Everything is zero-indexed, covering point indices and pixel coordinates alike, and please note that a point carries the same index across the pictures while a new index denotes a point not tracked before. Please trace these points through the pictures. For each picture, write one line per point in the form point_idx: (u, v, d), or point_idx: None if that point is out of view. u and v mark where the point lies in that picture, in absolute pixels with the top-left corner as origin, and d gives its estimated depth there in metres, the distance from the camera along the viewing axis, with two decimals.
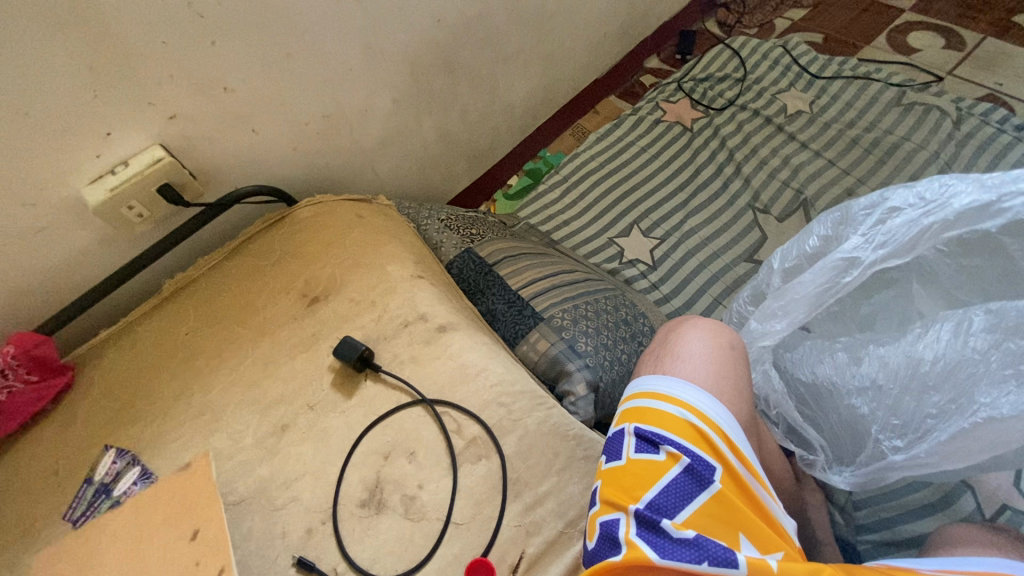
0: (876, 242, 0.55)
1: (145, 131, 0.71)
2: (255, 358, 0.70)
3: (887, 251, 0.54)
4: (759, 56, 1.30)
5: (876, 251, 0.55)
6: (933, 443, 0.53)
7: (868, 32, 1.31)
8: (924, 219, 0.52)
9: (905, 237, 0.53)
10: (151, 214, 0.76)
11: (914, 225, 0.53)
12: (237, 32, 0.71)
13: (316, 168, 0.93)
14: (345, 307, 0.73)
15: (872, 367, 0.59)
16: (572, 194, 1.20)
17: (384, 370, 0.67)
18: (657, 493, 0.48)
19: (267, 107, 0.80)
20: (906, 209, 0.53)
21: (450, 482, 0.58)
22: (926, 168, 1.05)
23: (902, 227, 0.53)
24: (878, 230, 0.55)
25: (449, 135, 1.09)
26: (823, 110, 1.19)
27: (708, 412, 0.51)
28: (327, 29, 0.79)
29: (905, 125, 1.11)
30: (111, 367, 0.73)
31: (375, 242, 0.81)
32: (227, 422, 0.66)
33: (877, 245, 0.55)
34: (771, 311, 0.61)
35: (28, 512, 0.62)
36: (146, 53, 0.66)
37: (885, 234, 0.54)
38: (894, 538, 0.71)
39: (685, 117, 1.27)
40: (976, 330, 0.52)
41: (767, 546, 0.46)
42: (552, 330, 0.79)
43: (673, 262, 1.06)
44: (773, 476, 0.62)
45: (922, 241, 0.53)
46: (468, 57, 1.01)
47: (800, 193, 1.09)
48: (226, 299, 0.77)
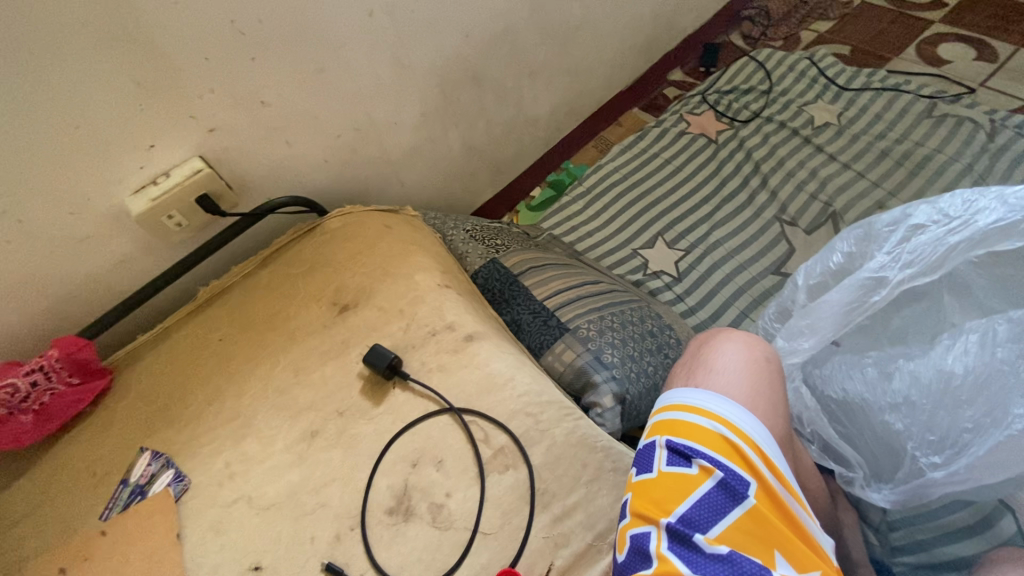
0: (902, 261, 0.57)
1: (186, 143, 0.74)
2: (286, 365, 0.72)
3: (913, 269, 0.56)
4: (784, 69, 1.30)
5: (902, 269, 0.57)
6: (972, 458, 0.52)
7: (897, 42, 1.29)
8: (949, 237, 0.55)
9: (931, 255, 0.56)
10: (189, 223, 0.78)
11: (939, 243, 0.55)
12: (274, 48, 0.74)
13: (346, 179, 0.95)
14: (373, 315, 0.74)
15: (903, 383, 0.58)
16: (596, 205, 1.20)
17: (412, 379, 0.67)
18: (689, 506, 0.47)
19: (300, 119, 0.83)
20: (931, 228, 0.56)
21: (478, 491, 0.58)
22: (961, 180, 1.02)
23: (927, 245, 0.56)
24: (903, 248, 0.57)
25: (475, 147, 1.11)
26: (851, 121, 1.18)
27: (742, 426, 0.50)
28: (359, 45, 0.82)
29: (937, 137, 1.09)
30: (148, 371, 0.75)
31: (403, 252, 0.82)
32: (259, 427, 0.67)
33: (903, 263, 0.57)
34: (799, 328, 0.62)
35: (65, 511, 0.64)
36: (190, 69, 0.69)
37: (911, 251, 0.56)
38: (932, 561, 0.69)
39: (709, 129, 1.26)
40: (1002, 340, 0.54)
41: (804, 564, 0.44)
42: (577, 341, 0.79)
43: (699, 274, 1.05)
44: (809, 493, 0.60)
45: (947, 259, 0.56)
46: (494, 71, 1.02)
47: (829, 206, 1.07)
48: (259, 306, 0.79)
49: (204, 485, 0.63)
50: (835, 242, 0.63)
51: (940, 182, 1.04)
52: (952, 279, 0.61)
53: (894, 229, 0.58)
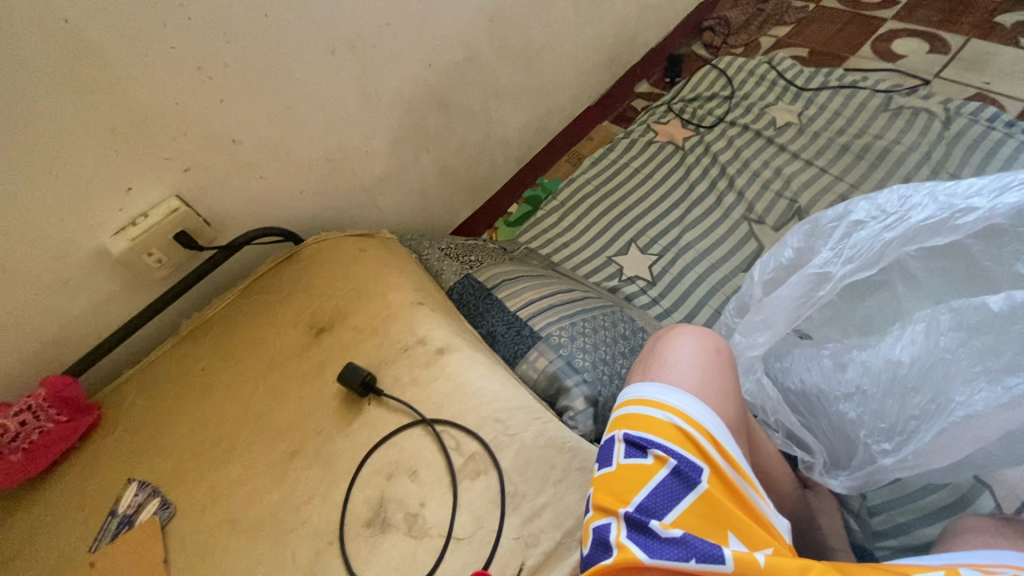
0: (844, 257, 0.59)
1: (162, 184, 0.77)
2: (266, 389, 0.74)
3: (854, 264, 0.58)
4: (745, 74, 1.33)
5: (845, 264, 0.59)
6: (918, 444, 0.54)
7: (853, 41, 1.33)
8: (886, 233, 0.57)
9: (869, 251, 0.58)
10: (169, 259, 0.82)
11: (877, 238, 0.57)
12: (242, 89, 0.78)
13: (322, 208, 0.98)
14: (348, 335, 0.77)
15: (856, 373, 0.60)
16: (571, 217, 1.23)
17: (386, 394, 0.69)
18: (646, 495, 0.49)
19: (273, 154, 0.86)
20: (870, 223, 0.58)
21: (450, 498, 0.60)
22: (920, 169, 1.05)
23: (866, 241, 0.58)
24: (845, 244, 0.59)
25: (448, 170, 1.15)
26: (812, 120, 1.21)
27: (694, 415, 0.52)
28: (325, 81, 0.86)
29: (894, 129, 1.12)
30: (134, 404, 0.77)
31: (376, 273, 0.85)
32: (241, 451, 0.69)
33: (846, 259, 0.59)
34: (754, 323, 0.63)
35: (56, 545, 0.65)
36: (162, 114, 0.73)
37: (852, 247, 0.59)
38: (912, 544, 0.70)
39: (676, 137, 1.29)
40: (946, 329, 0.54)
41: (755, 542, 0.46)
42: (549, 348, 0.81)
43: (673, 276, 1.07)
44: (773, 480, 0.61)
45: (886, 253, 0.58)
46: (460, 97, 1.07)
47: (794, 203, 1.09)
48: (240, 334, 0.81)
49: (189, 511, 0.65)
50: (785, 238, 0.66)
51: (900, 172, 1.06)
52: (901, 269, 0.63)
53: (838, 224, 0.61)
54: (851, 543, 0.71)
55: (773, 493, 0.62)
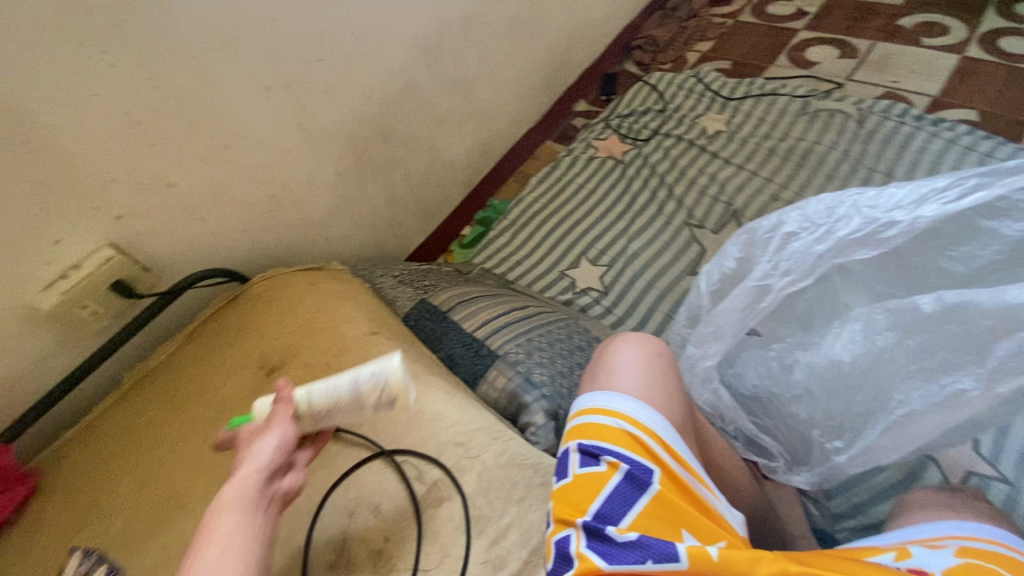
0: (782, 269, 0.61)
1: (94, 234, 0.75)
2: (217, 437, 0.71)
3: (791, 276, 0.61)
4: (675, 88, 1.40)
5: (782, 276, 0.61)
6: (868, 440, 0.60)
7: (771, 51, 1.42)
8: (817, 245, 0.60)
9: (804, 262, 0.61)
10: (106, 310, 0.79)
11: (809, 250, 0.60)
12: (174, 132, 0.77)
13: (269, 245, 0.96)
14: (300, 372, 0.75)
15: (802, 375, 0.64)
16: (522, 234, 1.25)
17: (343, 429, 0.68)
18: (601, 503, 0.49)
19: (212, 195, 0.85)
20: (802, 235, 0.61)
21: (415, 529, 0.59)
22: (841, 166, 1.12)
23: (800, 252, 0.61)
24: (781, 256, 0.62)
25: (397, 197, 1.15)
26: (740, 126, 1.27)
27: (642, 419, 0.53)
28: (263, 118, 0.86)
29: (815, 130, 1.19)
30: (75, 467, 0.73)
31: (327, 306, 0.84)
32: (193, 504, 0.66)
33: (783, 271, 0.61)
34: (704, 335, 0.64)
35: None
36: (88, 164, 0.72)
37: (789, 259, 0.61)
38: (869, 522, 0.72)
39: (616, 151, 1.33)
40: (881, 329, 0.59)
41: (708, 537, 0.48)
42: (507, 365, 0.82)
43: (624, 284, 1.10)
44: (727, 476, 0.63)
45: (818, 266, 0.61)
46: (404, 125, 1.08)
47: (730, 205, 1.14)
48: (186, 381, 0.79)
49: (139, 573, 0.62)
50: (727, 247, 0.66)
51: (824, 169, 1.13)
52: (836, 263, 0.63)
53: (772, 235, 0.63)
54: (812, 527, 0.74)
55: (729, 487, 0.63)
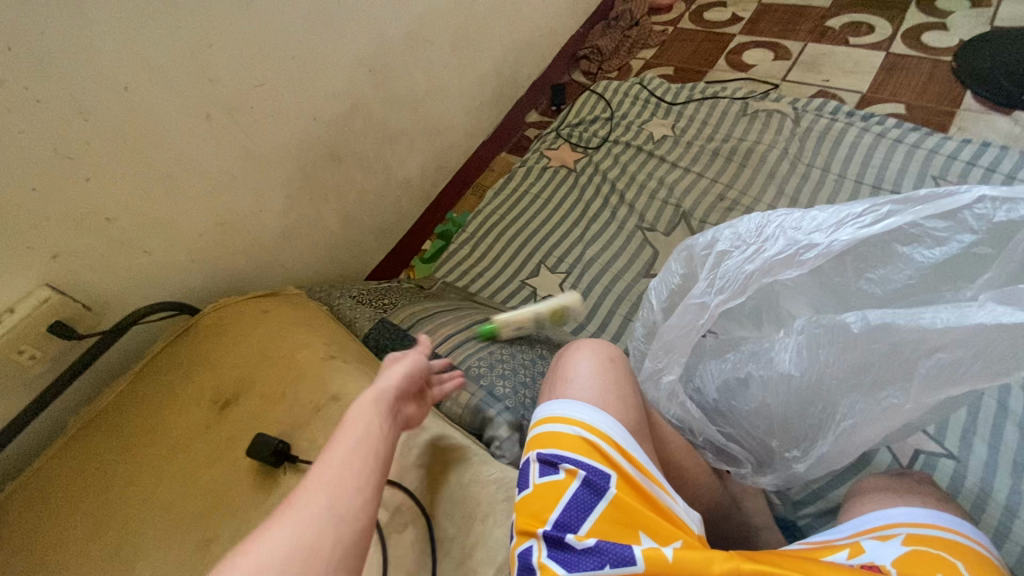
0: (717, 287, 0.63)
1: (28, 275, 0.72)
2: (171, 477, 0.69)
3: (725, 294, 0.62)
4: (621, 95, 1.43)
5: (717, 295, 0.62)
6: (821, 449, 0.62)
7: (710, 56, 1.47)
8: (747, 264, 0.62)
9: (736, 281, 0.62)
10: (44, 354, 0.75)
11: (740, 270, 0.62)
12: (109, 166, 0.75)
13: (219, 274, 0.94)
14: (257, 404, 0.74)
15: (758, 390, 0.65)
16: (481, 247, 1.25)
17: (302, 460, 0.66)
18: (561, 510, 0.50)
19: (155, 228, 0.83)
20: (734, 253, 0.63)
21: (380, 556, 0.58)
22: (782, 164, 1.16)
23: (733, 271, 0.62)
24: (716, 274, 0.63)
25: (352, 217, 1.14)
26: (685, 130, 1.31)
27: (597, 424, 0.54)
28: (204, 146, 0.84)
29: (755, 131, 1.24)
30: (18, 522, 0.69)
31: (282, 334, 0.82)
32: (147, 551, 0.63)
33: (718, 289, 0.62)
34: (657, 351, 0.67)
35: None
36: (17, 203, 0.69)
37: (722, 278, 0.63)
38: (828, 506, 0.75)
39: (568, 160, 1.36)
40: (822, 345, 0.60)
41: (665, 537, 0.49)
42: (470, 380, 0.82)
43: (582, 291, 1.11)
44: (686, 474, 0.65)
45: (749, 285, 0.62)
46: (354, 145, 1.07)
47: (679, 207, 1.17)
48: (137, 422, 0.76)
49: None
50: (671, 264, 0.72)
51: (766, 168, 1.18)
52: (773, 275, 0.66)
53: (709, 252, 0.66)
54: (775, 516, 0.77)
55: (689, 484, 0.65)
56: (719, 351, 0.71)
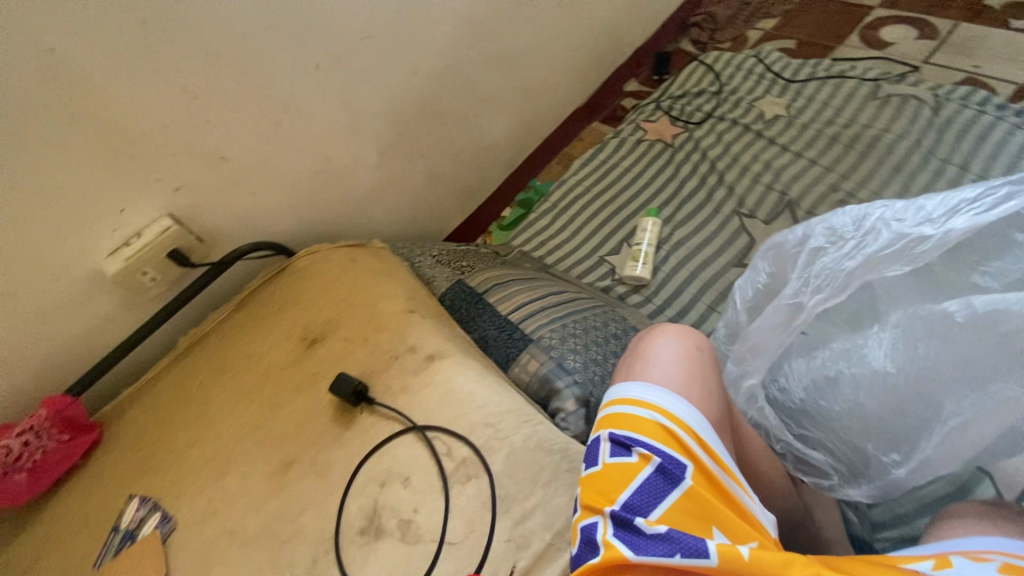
0: (813, 286, 0.59)
1: (154, 204, 0.79)
2: (261, 401, 0.75)
3: (825, 293, 0.58)
4: (732, 69, 1.34)
5: (814, 294, 0.58)
6: (926, 452, 0.55)
7: (840, 31, 1.33)
8: (847, 261, 0.57)
9: (836, 279, 0.58)
10: (163, 277, 0.84)
11: (839, 267, 0.58)
12: (229, 108, 0.80)
13: (314, 220, 1.00)
14: (340, 345, 0.78)
15: (850, 390, 0.59)
16: (563, 219, 1.23)
17: (378, 402, 0.71)
18: (631, 493, 0.49)
19: (263, 170, 0.88)
20: (830, 249, 0.59)
21: (443, 503, 0.61)
22: (911, 156, 1.04)
23: (831, 268, 0.58)
24: (811, 271, 0.59)
25: (438, 176, 1.16)
26: (800, 111, 1.20)
27: (677, 412, 0.52)
28: (312, 95, 0.88)
29: (883, 118, 1.12)
30: (134, 421, 0.79)
31: (368, 282, 0.86)
32: (237, 464, 0.70)
33: (815, 289, 0.58)
34: (742, 353, 0.63)
35: (63, 564, 0.66)
36: (150, 136, 0.74)
37: (818, 276, 0.59)
38: (912, 534, 0.69)
39: (665, 134, 1.29)
40: (920, 337, 0.55)
41: (739, 536, 0.47)
42: (541, 350, 0.82)
43: (665, 274, 1.07)
44: (763, 476, 0.62)
45: (851, 282, 0.58)
46: (448, 105, 1.08)
47: (785, 195, 1.09)
48: (235, 348, 0.83)
49: (189, 524, 0.66)
50: (756, 262, 0.66)
51: (891, 160, 1.06)
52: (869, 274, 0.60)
53: (800, 249, 0.61)
54: (849, 534, 0.72)
55: (764, 486, 0.62)
56: (809, 348, 0.63)
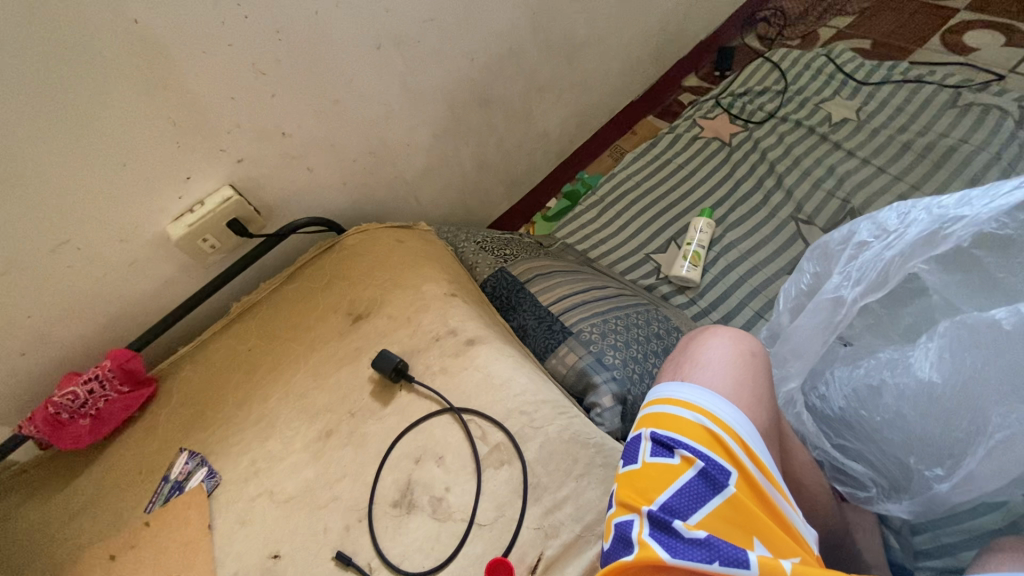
0: (853, 278, 0.56)
1: (218, 174, 0.82)
2: (305, 371, 0.78)
3: (863, 287, 0.55)
4: (800, 67, 1.27)
5: (853, 287, 0.56)
6: (968, 467, 0.52)
7: (921, 33, 1.25)
8: (887, 251, 0.54)
9: (873, 271, 0.55)
10: (221, 245, 0.87)
11: (878, 258, 0.55)
12: (292, 85, 0.82)
13: (364, 199, 1.02)
14: (383, 323, 0.80)
15: (892, 399, 0.57)
16: (609, 214, 1.21)
17: (417, 381, 0.72)
18: (671, 495, 0.48)
19: (320, 147, 0.90)
20: (873, 243, 0.56)
21: (474, 485, 0.62)
22: (989, 171, 0.97)
23: (870, 261, 0.55)
24: (851, 266, 0.57)
25: (486, 163, 1.16)
26: (871, 116, 1.14)
27: (725, 418, 0.51)
28: (371, 76, 0.89)
29: (963, 127, 1.05)
30: (187, 379, 0.83)
31: (413, 264, 0.87)
32: (280, 428, 0.73)
33: (854, 281, 0.56)
34: (784, 355, 0.62)
35: (117, 506, 0.71)
36: (218, 109, 0.77)
37: (858, 269, 0.56)
38: (957, 566, 0.65)
39: (722, 133, 1.25)
40: (968, 345, 0.52)
41: (782, 549, 0.45)
42: (580, 344, 0.81)
43: (713, 277, 1.04)
44: (806, 491, 0.60)
45: (891, 274, 0.54)
46: (502, 92, 1.08)
47: (847, 203, 1.04)
48: (284, 318, 0.86)
49: (232, 481, 0.69)
50: (802, 263, 0.64)
51: (967, 173, 0.99)
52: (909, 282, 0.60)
53: (845, 246, 0.59)
54: (890, 560, 0.71)
55: (806, 501, 0.60)
56: (852, 359, 0.63)
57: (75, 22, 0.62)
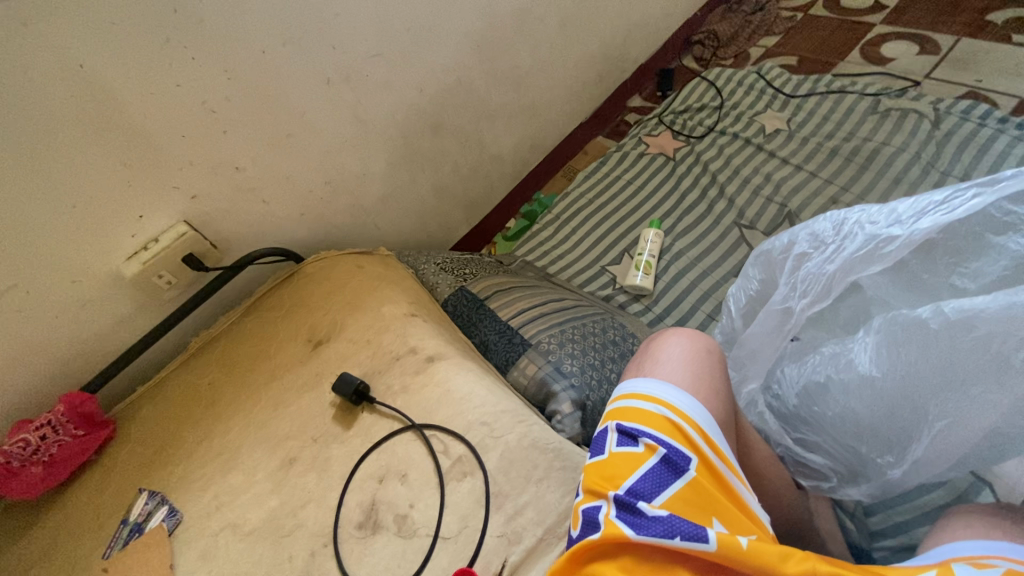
0: (800, 291, 0.59)
1: (171, 211, 0.83)
2: (267, 401, 0.78)
3: (809, 298, 0.58)
4: (734, 84, 1.36)
5: (801, 298, 0.59)
6: (914, 456, 0.55)
7: (842, 46, 1.35)
8: (828, 265, 0.57)
9: (818, 284, 0.58)
10: (178, 280, 0.88)
11: (821, 270, 0.58)
12: (244, 121, 0.84)
13: (322, 229, 1.04)
14: (343, 346, 0.81)
15: (840, 395, 0.59)
16: (566, 230, 1.26)
17: (378, 401, 0.73)
18: (635, 480, 0.50)
19: (275, 179, 0.92)
20: (813, 255, 0.59)
21: (438, 499, 0.62)
22: (911, 170, 1.05)
23: (814, 274, 0.58)
24: (797, 277, 0.60)
25: (443, 188, 1.20)
26: (800, 126, 1.22)
27: (684, 408, 0.53)
28: (322, 110, 0.92)
29: (883, 132, 1.13)
30: (146, 418, 0.82)
31: (372, 287, 0.89)
32: (243, 459, 0.73)
33: (801, 293, 0.59)
34: (741, 360, 0.67)
35: (72, 555, 0.69)
36: (169, 146, 0.78)
37: (803, 281, 0.59)
38: (909, 543, 0.68)
39: (667, 148, 1.32)
40: (901, 341, 0.53)
41: (739, 528, 0.48)
42: (539, 354, 0.84)
43: (665, 284, 1.09)
44: (765, 481, 0.62)
45: (833, 286, 0.57)
46: (454, 119, 1.12)
47: (785, 207, 1.10)
48: (244, 349, 0.86)
49: (194, 517, 0.68)
50: (748, 269, 0.68)
51: (891, 173, 1.07)
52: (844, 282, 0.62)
53: (786, 256, 0.62)
54: (848, 542, 0.71)
55: (767, 490, 0.62)
56: (800, 356, 0.65)
57: (20, 69, 0.63)
